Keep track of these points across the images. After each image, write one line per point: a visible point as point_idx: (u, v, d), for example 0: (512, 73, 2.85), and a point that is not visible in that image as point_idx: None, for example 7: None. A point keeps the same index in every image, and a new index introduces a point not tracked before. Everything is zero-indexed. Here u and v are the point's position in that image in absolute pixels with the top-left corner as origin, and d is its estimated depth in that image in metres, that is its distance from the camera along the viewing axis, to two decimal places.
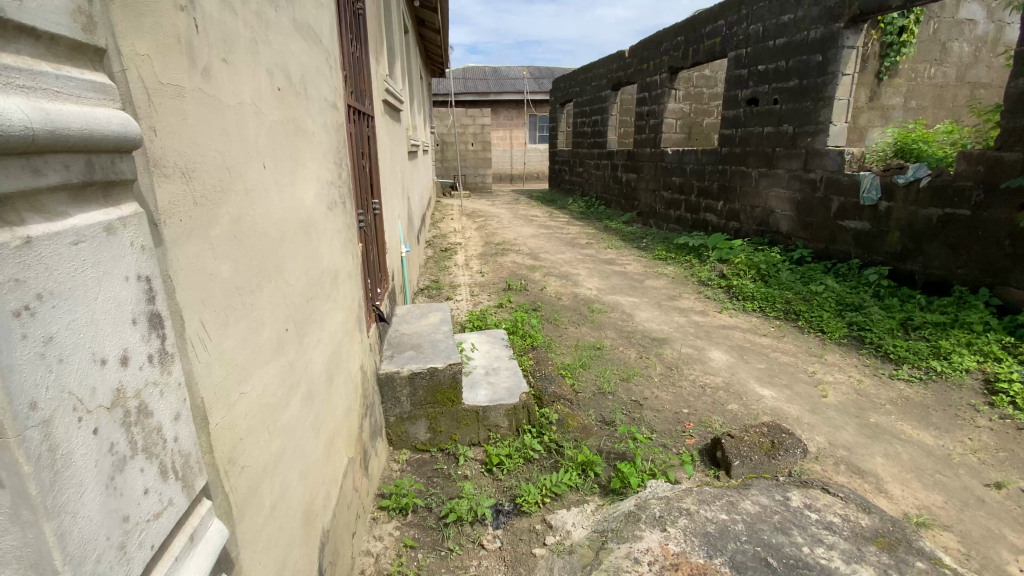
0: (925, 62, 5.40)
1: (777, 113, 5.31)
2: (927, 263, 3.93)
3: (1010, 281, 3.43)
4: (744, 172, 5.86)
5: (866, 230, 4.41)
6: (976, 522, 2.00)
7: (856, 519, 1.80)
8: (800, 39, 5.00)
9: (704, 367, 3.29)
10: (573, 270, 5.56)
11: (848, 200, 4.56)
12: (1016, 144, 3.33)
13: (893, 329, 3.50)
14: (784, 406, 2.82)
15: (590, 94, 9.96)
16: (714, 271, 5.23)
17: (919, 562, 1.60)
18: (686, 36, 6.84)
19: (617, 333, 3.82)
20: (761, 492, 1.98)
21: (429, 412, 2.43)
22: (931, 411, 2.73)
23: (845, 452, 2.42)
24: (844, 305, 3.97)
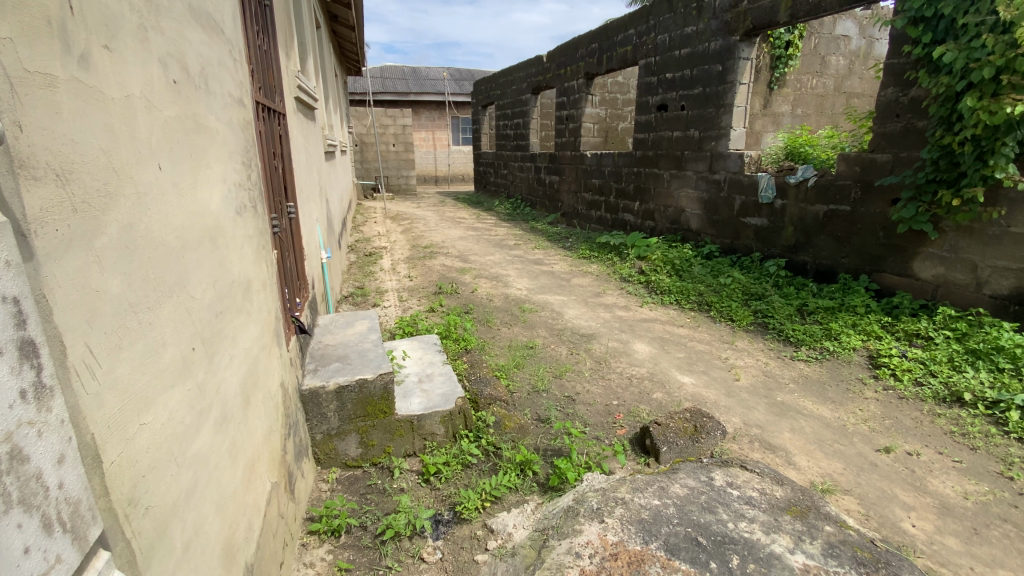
0: (808, 74, 6.04)
1: (684, 119, 5.69)
2: (817, 254, 4.40)
3: (884, 268, 3.91)
4: (657, 174, 6.21)
5: (765, 225, 4.85)
6: (870, 484, 2.26)
7: (775, 492, 1.96)
8: (701, 50, 5.39)
9: (629, 359, 3.43)
10: (502, 271, 5.58)
11: (748, 198, 4.98)
12: (885, 147, 3.79)
13: (791, 315, 3.86)
14: (702, 391, 3.02)
15: (511, 97, 10.08)
16: (634, 267, 5.49)
17: (827, 526, 1.79)
18: (599, 43, 7.13)
19: (547, 331, 3.88)
20: (688, 474, 2.09)
21: (359, 426, 2.31)
22: (827, 387, 3.06)
23: (759, 430, 2.63)
24: (749, 295, 4.32)
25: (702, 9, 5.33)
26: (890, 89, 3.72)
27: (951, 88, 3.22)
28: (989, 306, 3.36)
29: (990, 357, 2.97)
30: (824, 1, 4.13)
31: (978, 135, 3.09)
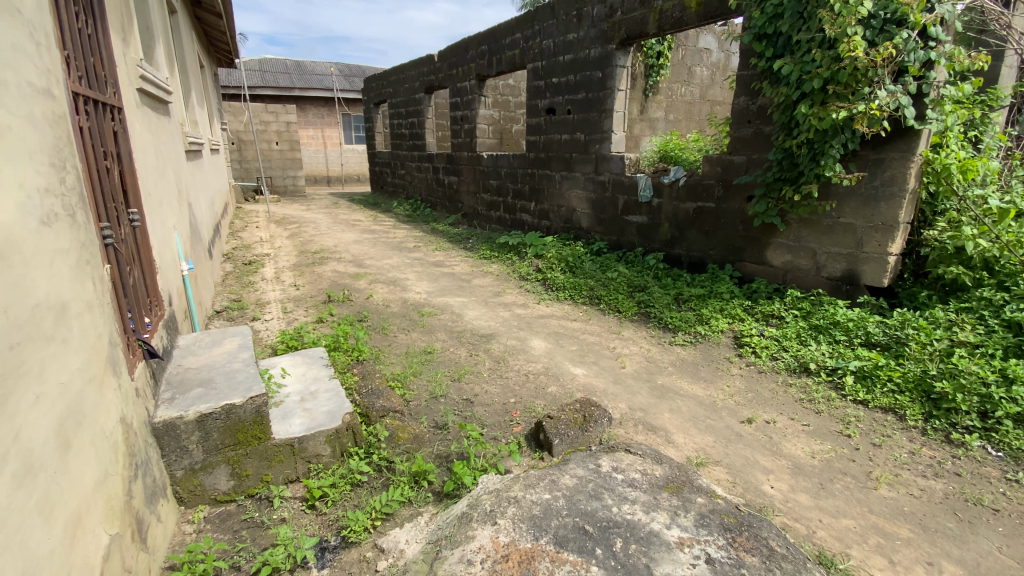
0: (678, 83, 6.63)
1: (571, 122, 5.93)
2: (690, 248, 4.82)
3: (744, 258, 4.38)
4: (549, 175, 6.41)
5: (646, 223, 5.21)
6: (737, 453, 2.51)
7: (656, 472, 2.09)
8: (582, 56, 5.65)
9: (526, 356, 3.49)
10: (399, 274, 5.40)
11: (630, 198, 5.33)
12: (740, 150, 4.24)
13: (670, 304, 4.19)
14: (593, 381, 3.16)
15: (404, 96, 9.84)
16: (531, 266, 5.62)
17: (699, 498, 1.95)
18: (489, 45, 7.19)
19: (445, 334, 3.82)
20: (578, 464, 2.16)
21: (229, 456, 2.09)
22: (699, 367, 3.36)
23: (643, 414, 2.81)
24: (634, 287, 4.61)
25: (581, 17, 5.58)
26: (742, 98, 4.16)
27: (789, 97, 3.63)
28: (826, 286, 3.87)
29: (828, 331, 3.43)
30: (685, 16, 4.53)
31: (812, 138, 3.53)
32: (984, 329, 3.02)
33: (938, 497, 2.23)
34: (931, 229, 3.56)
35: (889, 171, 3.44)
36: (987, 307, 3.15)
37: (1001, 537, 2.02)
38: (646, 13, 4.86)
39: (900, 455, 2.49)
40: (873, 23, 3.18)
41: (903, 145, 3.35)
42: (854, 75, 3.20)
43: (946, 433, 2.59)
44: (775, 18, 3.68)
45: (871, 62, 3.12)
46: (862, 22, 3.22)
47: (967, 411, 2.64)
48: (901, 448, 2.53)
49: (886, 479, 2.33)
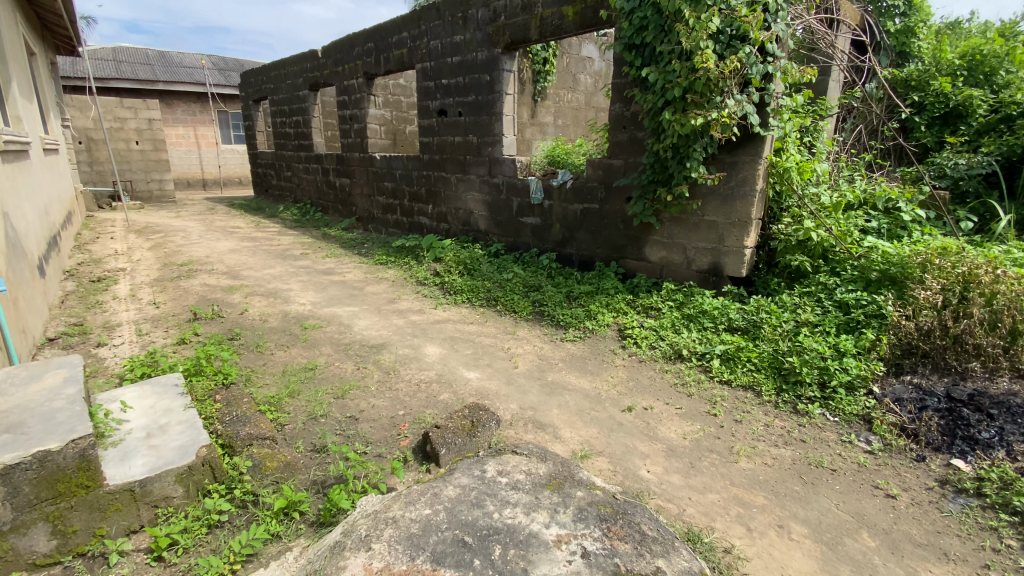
0: (564, 89, 6.89)
1: (462, 124, 5.90)
2: (579, 247, 5.02)
3: (626, 255, 4.65)
4: (444, 177, 6.34)
5: (538, 224, 5.34)
6: (618, 442, 2.63)
7: (539, 471, 2.12)
8: (470, 59, 5.64)
9: (419, 364, 3.39)
10: (282, 285, 5.01)
11: (522, 200, 5.43)
12: (618, 154, 4.49)
13: (561, 301, 4.31)
14: (486, 384, 3.15)
15: (287, 93, 9.18)
16: (428, 269, 5.51)
17: (578, 492, 2.00)
18: (375, 43, 6.94)
19: (331, 347, 3.60)
20: (463, 472, 2.12)
21: (47, 512, 1.77)
22: (588, 361, 3.51)
23: (533, 413, 2.85)
24: (527, 287, 4.69)
25: (467, 20, 5.58)
26: (617, 105, 4.41)
27: (656, 104, 3.90)
28: (696, 278, 4.21)
29: (698, 319, 3.73)
30: (564, 24, 4.70)
31: (677, 142, 3.83)
32: (822, 309, 3.43)
33: (788, 463, 2.50)
34: (777, 223, 3.99)
35: (741, 173, 3.82)
36: (823, 290, 3.56)
37: (837, 494, 2.31)
38: (528, 19, 4.97)
39: (756, 428, 2.77)
40: (721, 38, 3.49)
41: (752, 149, 3.75)
42: (708, 85, 3.52)
43: (793, 404, 2.93)
44: (641, 30, 3.93)
45: (721, 73, 3.45)
46: (713, 37, 3.52)
47: (810, 383, 2.99)
48: (758, 421, 2.82)
49: (746, 452, 2.58)
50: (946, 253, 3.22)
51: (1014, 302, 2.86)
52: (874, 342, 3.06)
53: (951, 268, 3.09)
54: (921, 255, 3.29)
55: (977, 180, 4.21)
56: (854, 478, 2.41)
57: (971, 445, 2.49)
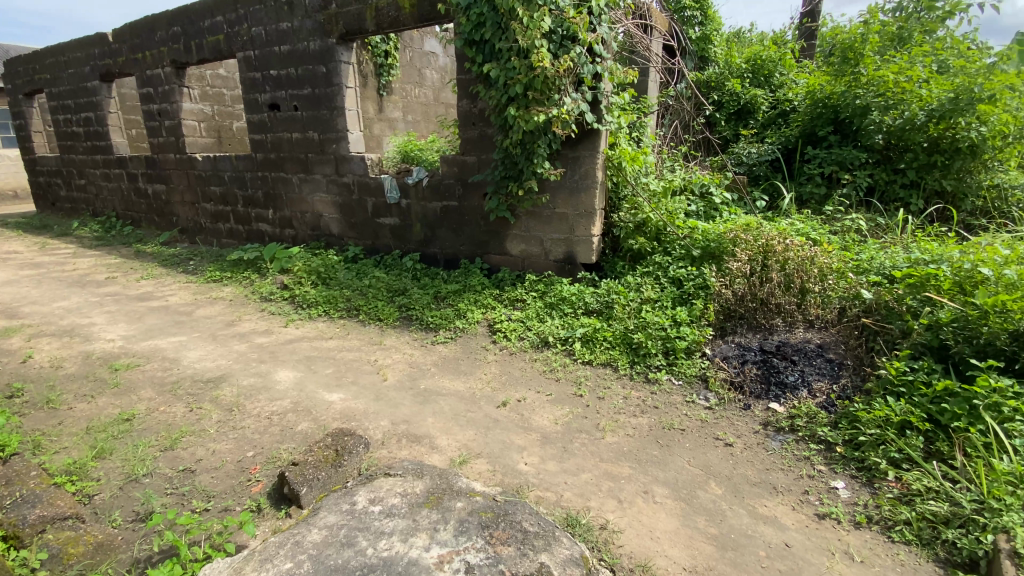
0: (410, 84, 6.68)
1: (300, 120, 5.38)
2: (441, 245, 4.92)
3: (489, 250, 4.68)
4: (285, 178, 5.73)
5: (396, 224, 5.11)
6: (495, 439, 2.62)
7: (414, 490, 2.00)
8: (301, 49, 5.14)
9: (270, 393, 3.00)
10: (82, 320, 4.08)
11: (377, 200, 5.14)
12: (471, 150, 4.49)
13: (428, 303, 4.18)
14: (351, 404, 2.90)
15: (68, 84, 7.52)
16: (275, 283, 4.94)
17: (458, 502, 1.93)
18: (183, 27, 5.99)
19: (154, 389, 3.01)
20: (330, 509, 1.92)
21: None
22: (460, 362, 3.46)
23: (405, 426, 2.70)
24: (391, 291, 4.46)
25: (293, 6, 5.07)
26: (464, 100, 4.39)
27: (500, 100, 3.96)
28: (554, 268, 4.38)
29: (560, 307, 3.90)
30: (401, 17, 4.52)
31: (524, 138, 3.93)
32: (660, 285, 3.80)
33: (646, 431, 2.73)
34: (618, 212, 4.33)
35: (583, 167, 4.06)
36: (658, 268, 3.95)
37: (687, 451, 2.58)
38: (362, 9, 4.68)
39: (617, 402, 2.98)
40: (553, 37, 3.65)
41: (591, 144, 3.99)
42: (546, 83, 3.67)
43: (645, 374, 3.22)
44: (479, 26, 3.93)
45: (557, 72, 3.61)
46: (546, 37, 3.67)
47: (656, 352, 3.31)
48: (618, 395, 3.03)
49: (611, 427, 2.75)
50: (749, 228, 3.72)
51: (800, 265, 3.36)
52: (703, 309, 3.47)
53: (754, 241, 3.56)
54: (731, 231, 3.77)
55: (765, 165, 5.02)
56: (700, 433, 2.72)
57: (782, 388, 2.92)
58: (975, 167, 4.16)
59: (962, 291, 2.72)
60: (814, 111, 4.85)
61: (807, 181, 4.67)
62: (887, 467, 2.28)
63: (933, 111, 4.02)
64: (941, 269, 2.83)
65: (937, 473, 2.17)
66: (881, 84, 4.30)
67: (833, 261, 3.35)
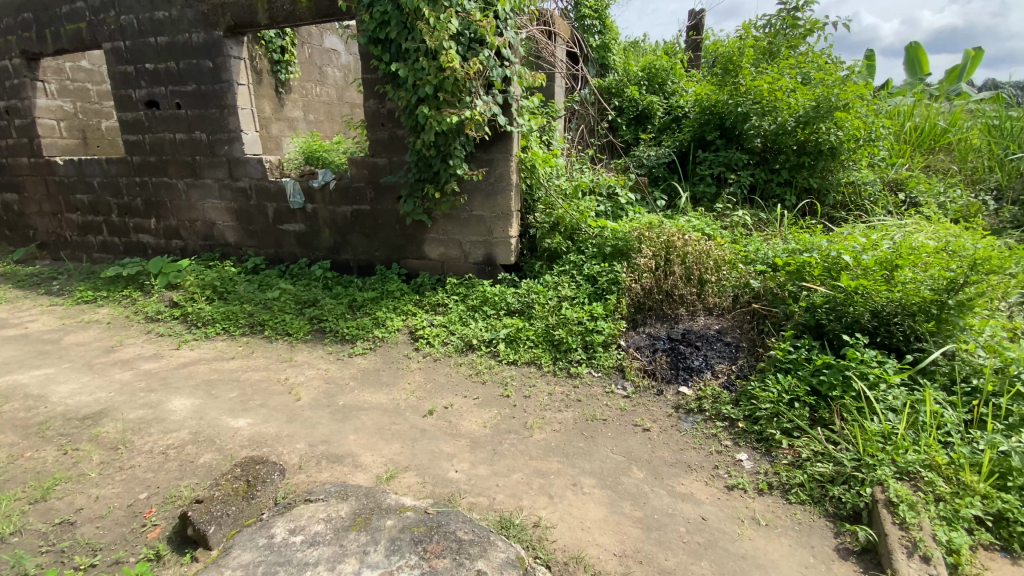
0: (310, 82, 6.31)
1: (185, 119, 4.87)
2: (354, 251, 4.71)
3: (406, 255, 4.56)
4: (169, 184, 5.16)
5: (303, 230, 4.81)
6: (423, 450, 2.56)
7: (339, 514, 1.89)
8: (182, 41, 4.66)
9: (164, 426, 2.68)
10: None
11: (279, 205, 4.79)
12: (381, 152, 4.34)
13: (343, 313, 3.98)
14: (262, 429, 2.68)
15: None
16: (163, 300, 4.42)
17: (387, 521, 1.86)
18: (32, 11, 5.18)
19: (14, 434, 2.57)
20: (244, 547, 1.77)
21: None
22: (381, 373, 3.32)
23: (325, 447, 2.54)
24: (301, 302, 4.18)
25: None
26: (371, 101, 4.24)
27: (409, 101, 3.87)
28: (474, 270, 4.37)
29: (481, 309, 3.90)
30: (298, 11, 4.25)
31: (437, 140, 3.88)
32: (576, 283, 3.93)
33: (571, 424, 2.81)
34: (533, 213, 4.43)
35: (497, 169, 4.09)
36: (574, 266, 4.09)
37: (611, 440, 2.70)
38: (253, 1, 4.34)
39: (542, 399, 3.03)
40: (461, 40, 3.64)
41: (503, 146, 4.03)
42: (456, 85, 3.65)
43: (567, 369, 3.32)
44: (384, 25, 3.82)
45: (467, 74, 3.61)
46: (453, 38, 3.65)
47: (576, 347, 3.42)
48: (543, 392, 3.09)
49: (538, 424, 2.79)
50: (652, 226, 3.94)
51: (698, 258, 3.62)
52: (616, 303, 3.64)
53: (657, 237, 3.78)
54: (636, 229, 3.98)
55: (663, 166, 5.40)
56: (620, 421, 2.86)
57: (689, 372, 3.15)
58: (836, 167, 4.69)
59: (829, 277, 3.06)
60: (702, 117, 5.28)
61: (700, 181, 5.09)
62: (780, 437, 2.53)
63: (800, 116, 4.55)
64: (813, 257, 3.15)
65: (821, 437, 2.46)
66: (757, 94, 4.79)
67: (726, 253, 3.65)
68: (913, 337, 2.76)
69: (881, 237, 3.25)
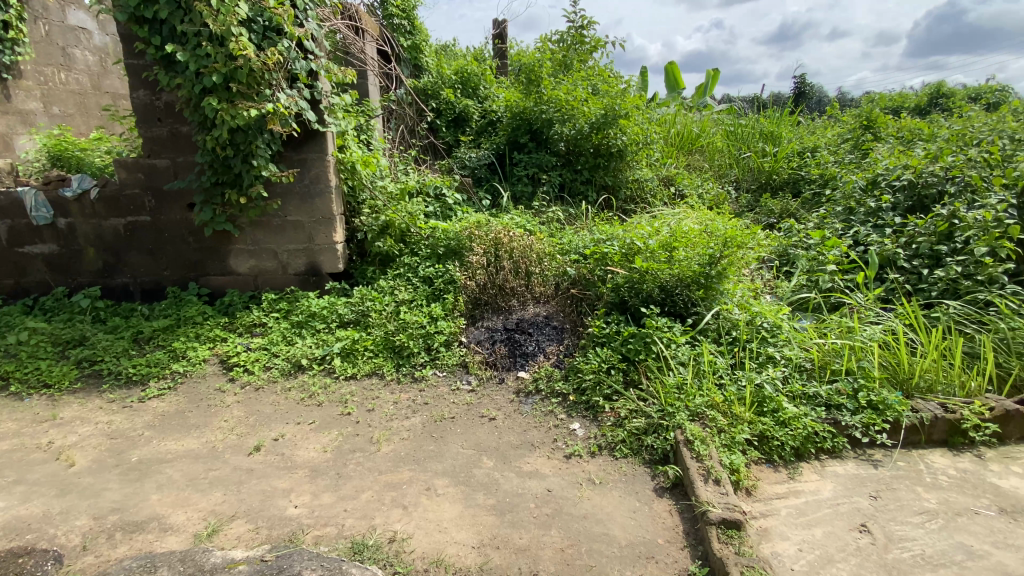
0: (50, 66, 5.01)
1: None
2: (134, 272, 3.91)
3: (207, 271, 3.94)
4: None
5: (56, 253, 3.86)
6: (253, 491, 2.25)
7: None
8: None
9: None
10: None
11: (16, 223, 3.77)
12: (161, 152, 3.67)
13: (126, 350, 3.26)
14: (20, 513, 2.07)
15: None
16: None
17: None
18: None
19: None
20: None
21: None
22: (188, 415, 2.82)
23: (118, 516, 2.07)
24: (61, 343, 3.30)
25: None
26: (141, 92, 3.56)
27: (194, 93, 3.33)
28: (296, 282, 3.99)
29: (308, 324, 3.57)
30: None
31: (234, 138, 3.42)
32: (412, 285, 3.87)
33: (419, 430, 2.76)
34: (359, 216, 4.21)
35: (312, 170, 3.78)
36: (408, 269, 4.01)
37: (460, 437, 2.73)
38: None
39: (388, 409, 2.92)
40: (253, 27, 3.26)
41: (317, 146, 3.74)
42: (252, 76, 3.26)
43: (411, 373, 3.26)
44: (150, 2, 3.22)
45: (264, 65, 3.24)
46: (244, 25, 3.25)
47: (418, 351, 3.37)
48: (387, 403, 2.98)
49: (384, 437, 2.68)
50: (479, 224, 4.08)
51: (523, 252, 3.87)
52: (453, 302, 3.69)
53: (485, 235, 3.93)
54: (465, 228, 4.06)
55: (484, 167, 5.63)
56: (467, 416, 2.91)
57: (526, 358, 3.37)
58: (623, 166, 5.50)
59: (627, 260, 3.54)
60: (514, 122, 5.66)
61: (518, 181, 5.44)
62: (604, 402, 2.87)
63: (592, 123, 5.20)
64: (612, 245, 3.64)
65: (634, 397, 2.85)
66: (556, 102, 5.29)
67: (546, 246, 3.96)
68: (691, 304, 3.39)
69: (661, 225, 3.87)
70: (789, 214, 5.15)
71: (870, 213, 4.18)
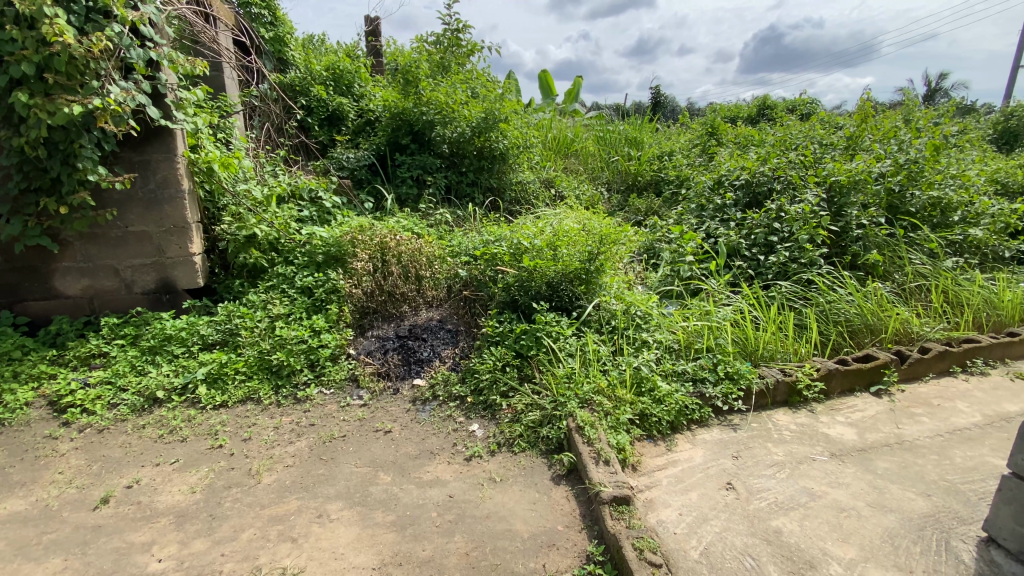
0: None
1: None
2: None
3: (25, 296, 3.32)
4: None
5: None
6: (103, 551, 1.92)
7: None
8: None
9: None
10: None
11: None
12: None
13: None
14: None
15: None
16: None
17: None
18: None
19: None
20: None
21: None
22: (7, 471, 2.31)
23: None
24: None
25: None
26: None
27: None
28: (144, 303, 3.48)
29: (164, 350, 3.12)
30: None
31: (52, 137, 2.88)
32: (289, 298, 3.57)
33: (306, 454, 2.56)
34: (220, 224, 3.77)
35: (158, 174, 3.30)
36: (284, 280, 3.69)
37: (354, 455, 2.58)
38: None
39: (268, 436, 2.66)
40: (72, 8, 2.77)
41: (162, 146, 3.27)
42: (72, 64, 2.77)
43: (294, 395, 3.00)
44: None
45: (88, 53, 2.76)
46: (59, 4, 2.74)
47: (300, 368, 3.12)
48: (267, 429, 2.71)
49: (265, 467, 2.44)
50: (363, 229, 3.87)
51: (412, 256, 3.78)
52: (338, 313, 3.46)
53: (370, 239, 3.77)
54: (347, 233, 3.82)
55: (364, 169, 5.37)
56: (361, 432, 2.77)
57: (420, 364, 3.29)
58: (505, 168, 5.66)
59: (515, 260, 3.65)
60: (393, 122, 5.50)
61: (402, 183, 5.30)
62: (500, 400, 2.92)
63: (473, 126, 5.26)
64: (500, 246, 3.73)
65: (529, 391, 2.93)
66: (435, 105, 5.26)
67: (435, 249, 3.91)
68: (575, 298, 3.58)
69: (543, 225, 4.03)
70: (654, 211, 5.70)
71: (717, 209, 4.78)
